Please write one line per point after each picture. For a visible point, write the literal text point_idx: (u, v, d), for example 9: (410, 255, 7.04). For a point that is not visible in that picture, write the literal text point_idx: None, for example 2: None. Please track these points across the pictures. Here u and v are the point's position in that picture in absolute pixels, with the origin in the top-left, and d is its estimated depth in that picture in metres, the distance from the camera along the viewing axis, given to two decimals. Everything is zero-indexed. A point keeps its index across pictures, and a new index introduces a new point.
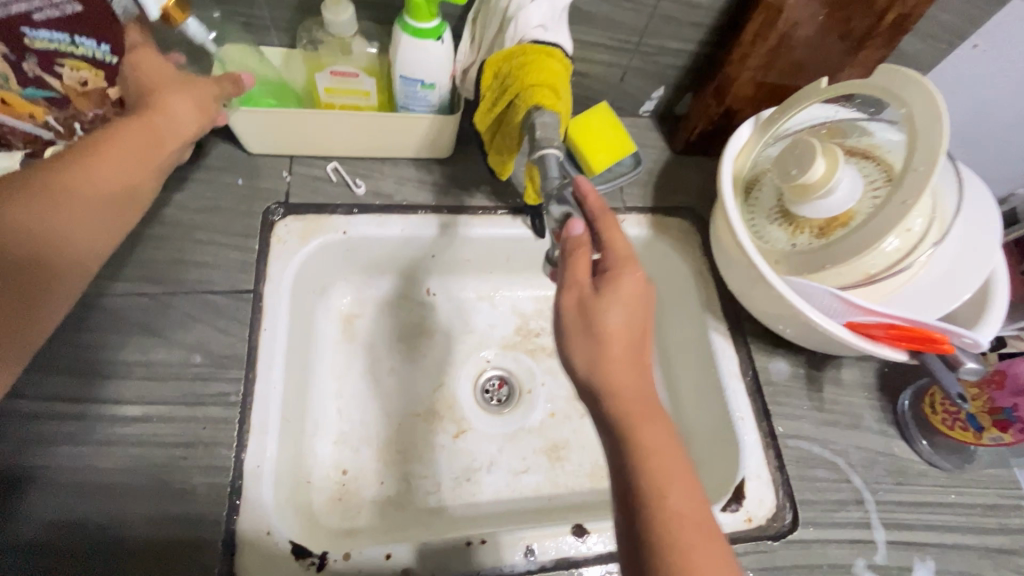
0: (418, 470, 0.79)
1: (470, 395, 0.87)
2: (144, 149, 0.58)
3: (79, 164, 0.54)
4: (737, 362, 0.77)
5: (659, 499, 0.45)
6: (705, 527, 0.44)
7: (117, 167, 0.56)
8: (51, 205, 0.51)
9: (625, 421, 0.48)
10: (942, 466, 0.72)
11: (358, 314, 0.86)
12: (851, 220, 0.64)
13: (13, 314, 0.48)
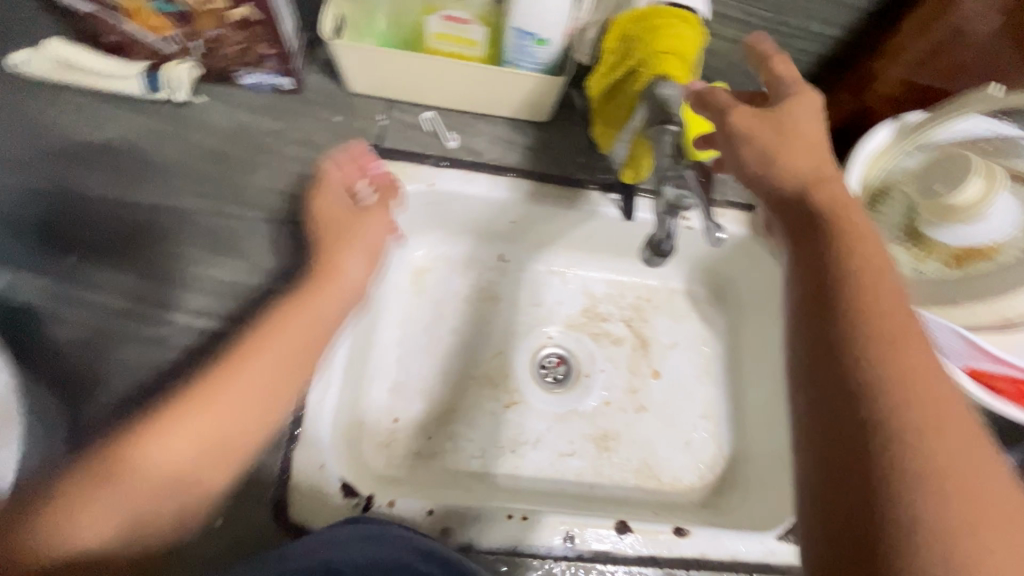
0: (465, 433, 0.79)
1: (527, 369, 0.85)
2: (303, 344, 0.61)
3: (238, 368, 0.56)
4: None
5: (890, 360, 0.39)
6: (950, 405, 0.38)
7: (279, 370, 0.58)
8: (209, 416, 0.52)
9: (840, 282, 0.42)
10: None
11: (430, 269, 0.86)
12: (997, 254, 0.57)
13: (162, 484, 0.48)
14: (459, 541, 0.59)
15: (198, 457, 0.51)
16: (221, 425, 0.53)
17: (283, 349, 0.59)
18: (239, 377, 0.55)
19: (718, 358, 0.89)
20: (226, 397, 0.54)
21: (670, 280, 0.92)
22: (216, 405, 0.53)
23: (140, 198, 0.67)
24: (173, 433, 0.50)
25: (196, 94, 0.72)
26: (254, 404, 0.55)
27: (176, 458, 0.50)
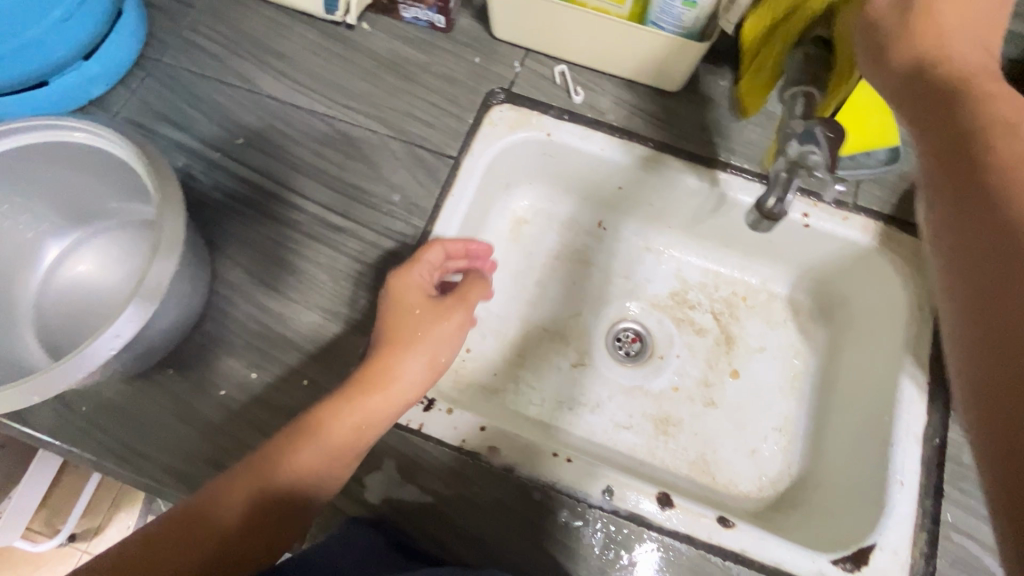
0: (529, 379, 0.82)
1: (602, 336, 0.85)
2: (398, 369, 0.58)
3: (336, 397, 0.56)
4: (923, 423, 0.63)
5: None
6: None
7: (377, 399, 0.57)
8: (307, 438, 0.54)
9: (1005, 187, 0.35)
10: None
11: (529, 219, 0.88)
12: None
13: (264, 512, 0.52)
14: (502, 463, 0.61)
15: (330, 481, 0.55)
16: (347, 452, 0.55)
17: (400, 379, 0.58)
18: (366, 405, 0.56)
19: (808, 375, 0.82)
20: (349, 423, 0.55)
21: (771, 283, 0.87)
22: (332, 435, 0.54)
23: (300, 101, 0.76)
24: (307, 464, 0.53)
25: (362, 20, 0.80)
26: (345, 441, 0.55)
27: (312, 485, 0.54)
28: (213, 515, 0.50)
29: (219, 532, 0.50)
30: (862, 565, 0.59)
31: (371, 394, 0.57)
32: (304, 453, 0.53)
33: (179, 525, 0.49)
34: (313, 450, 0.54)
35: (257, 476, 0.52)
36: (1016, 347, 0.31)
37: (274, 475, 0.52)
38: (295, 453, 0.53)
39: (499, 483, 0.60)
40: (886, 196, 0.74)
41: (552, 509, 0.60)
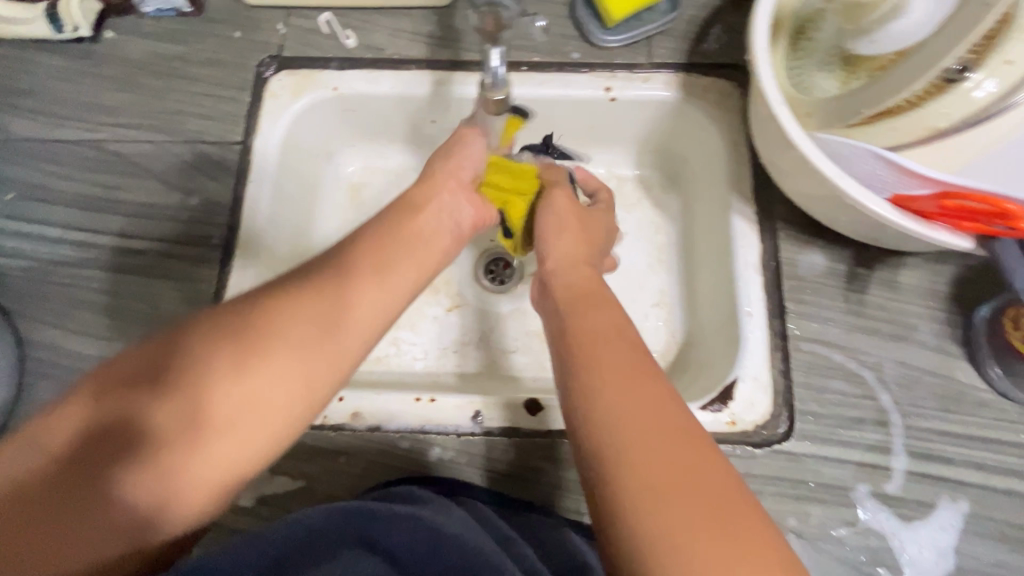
0: (409, 337, 0.81)
1: (470, 273, 0.84)
2: (327, 324, 0.47)
3: (200, 358, 0.43)
4: (758, 252, 0.64)
5: (597, 395, 0.43)
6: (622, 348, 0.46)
7: (301, 345, 0.45)
8: (239, 380, 0.43)
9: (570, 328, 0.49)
10: (1018, 399, 0.57)
11: (366, 182, 0.85)
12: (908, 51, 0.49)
13: (220, 377, 0.42)
14: (368, 425, 0.60)
15: (215, 471, 0.41)
16: (247, 437, 0.42)
17: (353, 329, 0.48)
18: (247, 360, 0.43)
19: (673, 245, 0.83)
20: (273, 395, 0.43)
21: (618, 168, 0.86)
22: (262, 387, 0.43)
23: (62, 134, 0.70)
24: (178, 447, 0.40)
25: (104, 30, 0.74)
26: (287, 391, 0.44)
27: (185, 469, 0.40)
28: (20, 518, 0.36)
29: (69, 530, 0.37)
30: (729, 401, 0.60)
31: (303, 339, 0.45)
32: (163, 423, 0.41)
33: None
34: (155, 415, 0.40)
35: (108, 446, 0.39)
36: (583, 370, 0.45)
37: (116, 451, 0.39)
38: (140, 438, 0.40)
39: (367, 446, 0.60)
40: (681, 46, 0.73)
41: (423, 449, 0.60)
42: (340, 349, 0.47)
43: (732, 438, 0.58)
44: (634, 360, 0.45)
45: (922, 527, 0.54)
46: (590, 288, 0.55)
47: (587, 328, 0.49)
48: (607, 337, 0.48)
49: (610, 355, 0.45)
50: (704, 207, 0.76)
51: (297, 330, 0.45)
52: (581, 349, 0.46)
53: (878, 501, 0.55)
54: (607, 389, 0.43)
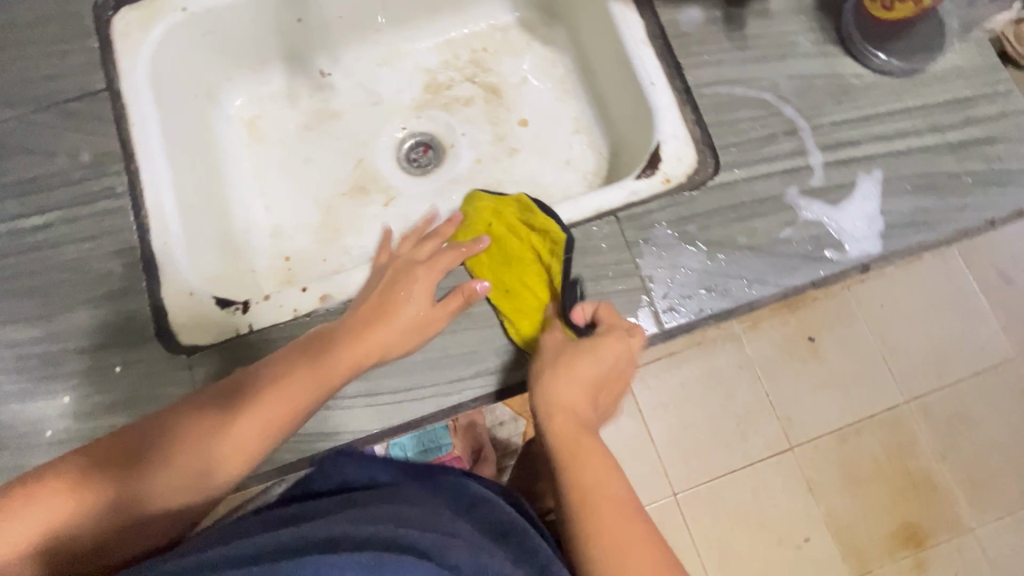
0: (356, 242, 0.81)
1: (393, 164, 0.84)
2: (292, 405, 0.53)
3: (231, 422, 0.51)
4: (642, 27, 0.67)
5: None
6: (642, 529, 0.47)
7: (260, 433, 0.52)
8: (220, 434, 0.51)
9: (581, 508, 0.48)
10: (896, 73, 0.63)
11: (260, 114, 0.84)
12: None
13: (208, 447, 0.50)
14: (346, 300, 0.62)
15: (181, 478, 0.50)
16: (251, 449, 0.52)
17: (297, 385, 0.53)
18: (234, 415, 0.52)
19: (572, 73, 0.84)
20: (247, 444, 0.52)
21: (497, 19, 0.86)
22: (253, 426, 0.52)
23: None
24: (138, 480, 0.49)
25: None
26: (254, 435, 0.52)
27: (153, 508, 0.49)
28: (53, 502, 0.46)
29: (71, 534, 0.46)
30: (659, 165, 0.63)
31: (271, 410, 0.53)
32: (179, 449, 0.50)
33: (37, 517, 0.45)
34: (202, 451, 0.50)
35: (119, 455, 0.49)
36: (590, 558, 0.46)
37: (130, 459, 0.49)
38: (153, 451, 0.50)
39: None
40: None
41: None
42: (289, 397, 0.53)
43: (671, 193, 0.62)
44: (649, 544, 0.46)
45: (849, 205, 0.61)
46: (587, 441, 0.52)
47: (592, 479, 0.49)
48: (610, 491, 0.49)
49: (611, 503, 0.48)
50: (587, 18, 0.77)
51: (277, 408, 0.53)
52: (591, 520, 0.47)
53: (808, 197, 0.61)
54: (609, 529, 0.46)
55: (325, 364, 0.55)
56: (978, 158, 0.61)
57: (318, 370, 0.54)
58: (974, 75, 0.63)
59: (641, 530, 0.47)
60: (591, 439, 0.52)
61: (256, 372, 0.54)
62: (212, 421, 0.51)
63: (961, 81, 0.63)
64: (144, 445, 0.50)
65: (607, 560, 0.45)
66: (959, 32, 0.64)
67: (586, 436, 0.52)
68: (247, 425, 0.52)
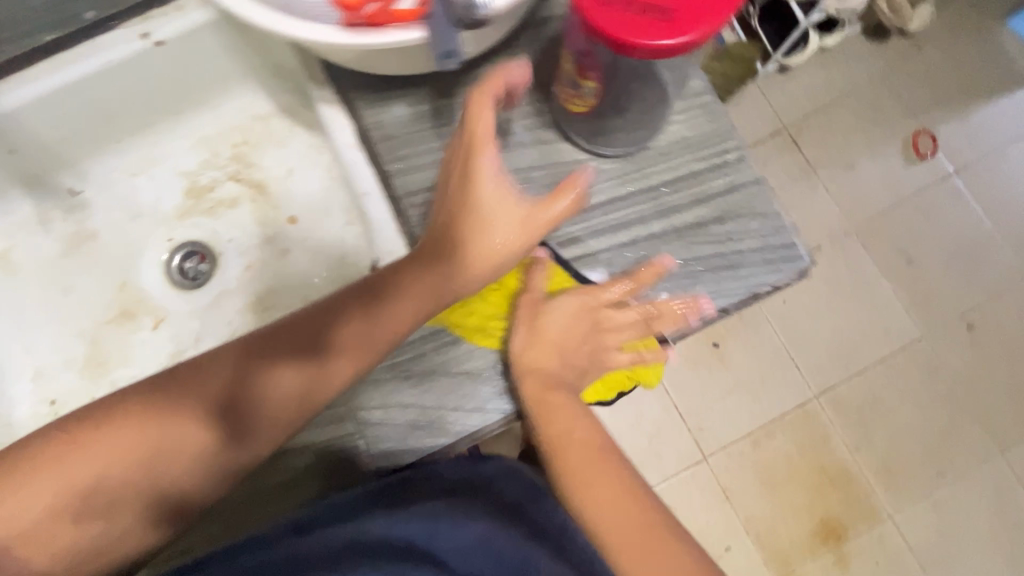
0: (125, 374, 0.75)
1: (163, 280, 0.79)
2: (354, 355, 0.50)
3: (256, 392, 0.49)
4: (352, 130, 0.61)
5: (581, 506, 0.49)
6: (600, 455, 0.52)
7: (278, 415, 0.49)
8: (228, 421, 0.48)
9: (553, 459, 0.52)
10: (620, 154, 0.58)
11: (9, 247, 0.77)
12: None
13: (227, 436, 0.48)
14: None
15: (266, 431, 0.49)
16: (276, 421, 0.49)
17: (340, 360, 0.50)
18: (292, 373, 0.49)
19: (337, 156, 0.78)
20: (274, 420, 0.49)
21: (254, 107, 0.80)
22: (269, 410, 0.49)
23: None
24: (224, 420, 0.48)
25: None
26: (267, 415, 0.49)
27: (229, 453, 0.48)
28: (115, 450, 0.44)
29: (183, 481, 0.47)
30: None
31: (308, 372, 0.49)
32: (280, 389, 0.49)
33: (104, 458, 0.44)
34: (338, 374, 0.50)
35: (237, 400, 0.48)
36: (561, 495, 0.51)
37: (235, 413, 0.48)
38: (230, 408, 0.48)
39: None
40: None
41: None
42: (319, 360, 0.50)
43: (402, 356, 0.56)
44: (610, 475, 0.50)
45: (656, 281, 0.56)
46: (552, 397, 0.53)
47: (554, 427, 0.53)
48: (570, 429, 0.53)
49: (575, 446, 0.52)
50: None
51: (280, 390, 0.49)
52: (565, 459, 0.52)
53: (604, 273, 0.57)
54: (580, 480, 0.50)
55: (354, 341, 0.50)
56: (708, 241, 0.57)
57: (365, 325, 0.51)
58: (700, 144, 0.58)
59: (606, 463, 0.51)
60: (556, 398, 0.54)
61: (317, 320, 0.51)
62: (269, 376, 0.49)
63: (687, 153, 0.58)
64: (242, 399, 0.48)
65: (574, 491, 0.50)
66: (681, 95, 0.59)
67: (568, 404, 0.54)
68: (293, 389, 0.49)
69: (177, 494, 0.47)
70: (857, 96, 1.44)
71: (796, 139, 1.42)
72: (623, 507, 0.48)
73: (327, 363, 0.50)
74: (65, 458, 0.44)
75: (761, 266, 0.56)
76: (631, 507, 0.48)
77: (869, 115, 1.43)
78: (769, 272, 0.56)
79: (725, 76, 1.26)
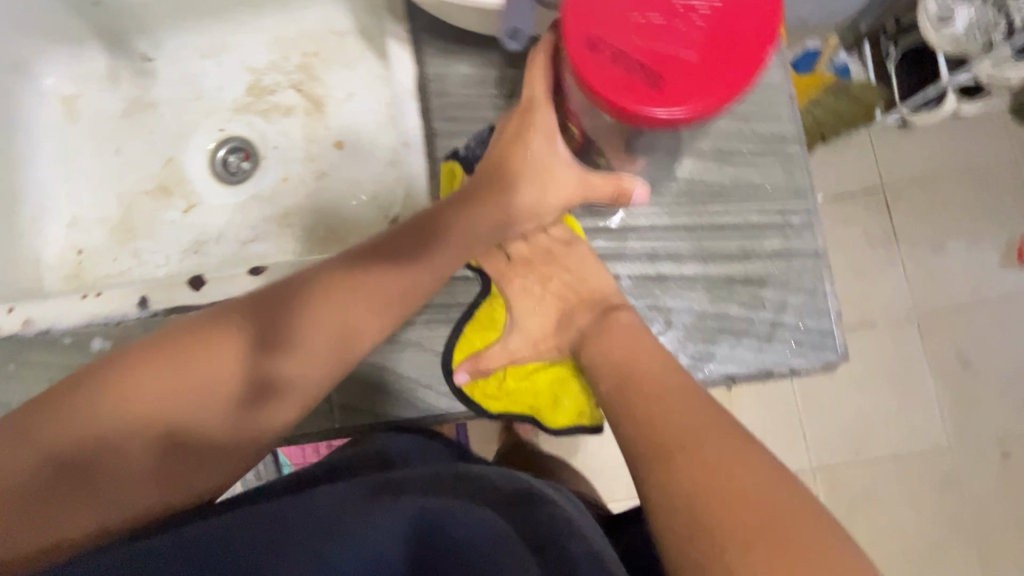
0: (149, 247, 0.78)
1: (205, 169, 0.80)
2: (415, 280, 0.46)
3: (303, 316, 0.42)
4: (413, 75, 0.57)
5: (680, 465, 0.37)
6: (699, 414, 0.40)
7: (335, 340, 0.43)
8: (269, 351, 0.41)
9: (642, 428, 0.41)
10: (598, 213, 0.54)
11: (78, 94, 0.80)
12: None
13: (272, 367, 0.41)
14: (159, 310, 0.59)
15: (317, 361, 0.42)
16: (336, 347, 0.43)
17: (407, 278, 0.46)
18: (341, 299, 0.43)
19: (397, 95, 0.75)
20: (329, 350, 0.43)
21: (333, 20, 0.78)
22: (332, 331, 0.43)
23: None
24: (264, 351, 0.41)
25: None
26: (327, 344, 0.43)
27: (287, 384, 0.41)
28: (141, 443, 0.36)
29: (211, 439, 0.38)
30: None
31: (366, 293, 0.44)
32: (318, 324, 0.42)
33: (111, 425, 0.35)
34: (395, 296, 0.45)
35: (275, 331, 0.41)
36: (667, 455, 0.38)
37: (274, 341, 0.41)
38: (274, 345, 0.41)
39: (37, 351, 0.59)
40: None
41: (85, 343, 0.59)
42: (384, 285, 0.45)
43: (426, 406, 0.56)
44: (708, 429, 0.39)
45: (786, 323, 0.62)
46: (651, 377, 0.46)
47: (650, 404, 0.42)
48: (673, 396, 0.42)
49: (676, 405, 0.41)
50: None
51: (338, 307, 0.43)
52: (663, 420, 0.41)
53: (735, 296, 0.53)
54: (677, 441, 0.39)
55: (420, 261, 0.47)
56: (741, 301, 0.52)
57: (423, 272, 0.47)
58: (769, 197, 0.53)
59: (705, 419, 0.40)
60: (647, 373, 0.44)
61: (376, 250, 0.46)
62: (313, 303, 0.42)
63: (751, 202, 0.53)
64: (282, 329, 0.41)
65: (667, 451, 0.38)
66: (753, 135, 0.53)
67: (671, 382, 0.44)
68: (350, 314, 0.43)
69: (218, 443, 0.39)
70: (978, 176, 1.14)
71: (894, 204, 1.14)
72: (723, 455, 0.37)
73: (397, 280, 0.46)
74: (69, 423, 0.35)
75: (788, 348, 0.52)
76: (723, 450, 0.37)
77: (981, 202, 1.14)
78: (794, 357, 0.52)
79: (835, 118, 1.05)
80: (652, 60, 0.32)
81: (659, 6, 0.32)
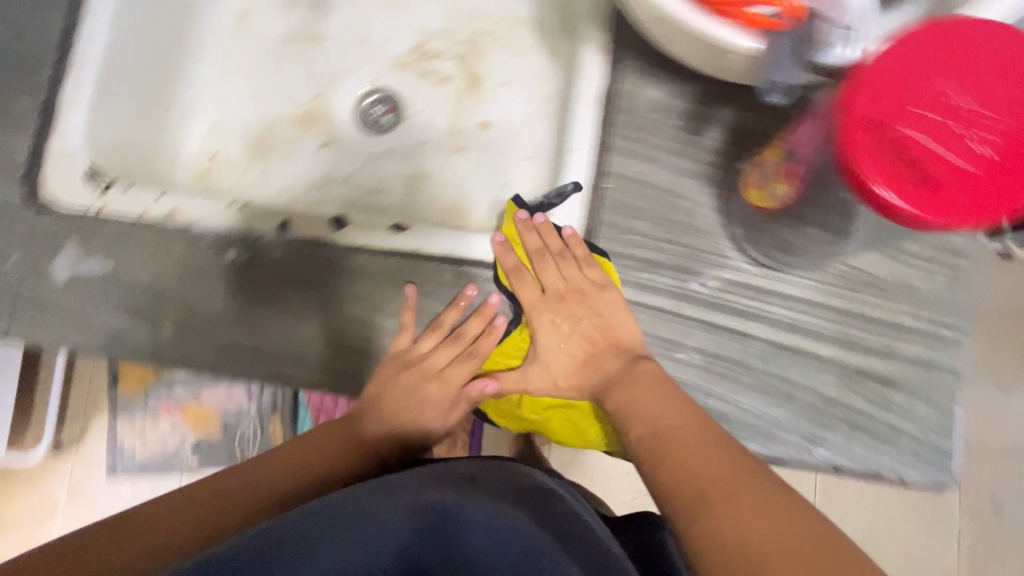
0: (278, 169, 0.80)
1: (350, 112, 0.82)
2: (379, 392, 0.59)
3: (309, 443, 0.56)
4: (600, 84, 0.57)
5: (711, 511, 0.40)
6: (729, 463, 0.43)
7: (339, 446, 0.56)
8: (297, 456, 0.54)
9: (667, 477, 0.44)
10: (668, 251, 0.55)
11: (255, 9, 0.82)
12: None
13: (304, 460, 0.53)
14: (297, 237, 0.60)
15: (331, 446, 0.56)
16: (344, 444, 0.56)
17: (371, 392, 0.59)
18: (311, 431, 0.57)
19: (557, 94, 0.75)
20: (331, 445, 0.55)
21: (515, 6, 0.79)
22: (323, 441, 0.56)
23: None
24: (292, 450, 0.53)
25: None
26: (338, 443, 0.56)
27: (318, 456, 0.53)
28: (223, 516, 0.45)
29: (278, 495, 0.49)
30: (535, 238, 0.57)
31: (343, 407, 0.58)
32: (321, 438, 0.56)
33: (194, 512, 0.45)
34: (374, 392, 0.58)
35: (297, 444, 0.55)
36: (689, 500, 0.42)
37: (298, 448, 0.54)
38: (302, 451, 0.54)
39: (177, 242, 0.61)
40: None
41: (222, 249, 0.61)
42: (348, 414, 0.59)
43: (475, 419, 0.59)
44: (744, 476, 0.42)
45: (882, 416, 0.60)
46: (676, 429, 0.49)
47: (674, 452, 0.45)
48: (696, 445, 0.45)
49: (700, 453, 0.45)
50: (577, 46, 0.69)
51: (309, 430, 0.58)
52: (694, 468, 0.44)
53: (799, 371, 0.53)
54: (708, 487, 0.42)
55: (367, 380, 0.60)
56: (870, 397, 0.52)
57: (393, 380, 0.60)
58: (926, 304, 0.53)
59: (733, 466, 0.43)
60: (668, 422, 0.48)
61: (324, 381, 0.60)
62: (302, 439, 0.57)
63: (907, 304, 0.53)
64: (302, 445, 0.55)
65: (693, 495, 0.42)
66: (927, 239, 0.53)
67: (698, 430, 0.47)
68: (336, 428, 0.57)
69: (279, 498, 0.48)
70: None
71: None
72: (754, 505, 0.39)
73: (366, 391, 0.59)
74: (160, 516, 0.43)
75: (904, 457, 0.51)
76: (749, 499, 0.40)
77: None
78: (908, 467, 0.51)
79: None
80: (938, 163, 0.34)
81: (953, 114, 0.34)
